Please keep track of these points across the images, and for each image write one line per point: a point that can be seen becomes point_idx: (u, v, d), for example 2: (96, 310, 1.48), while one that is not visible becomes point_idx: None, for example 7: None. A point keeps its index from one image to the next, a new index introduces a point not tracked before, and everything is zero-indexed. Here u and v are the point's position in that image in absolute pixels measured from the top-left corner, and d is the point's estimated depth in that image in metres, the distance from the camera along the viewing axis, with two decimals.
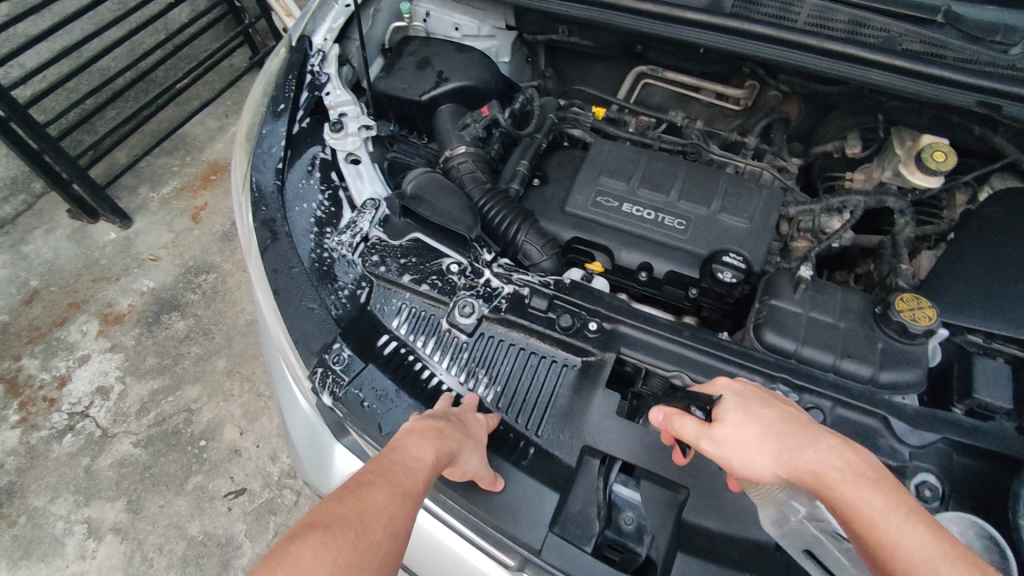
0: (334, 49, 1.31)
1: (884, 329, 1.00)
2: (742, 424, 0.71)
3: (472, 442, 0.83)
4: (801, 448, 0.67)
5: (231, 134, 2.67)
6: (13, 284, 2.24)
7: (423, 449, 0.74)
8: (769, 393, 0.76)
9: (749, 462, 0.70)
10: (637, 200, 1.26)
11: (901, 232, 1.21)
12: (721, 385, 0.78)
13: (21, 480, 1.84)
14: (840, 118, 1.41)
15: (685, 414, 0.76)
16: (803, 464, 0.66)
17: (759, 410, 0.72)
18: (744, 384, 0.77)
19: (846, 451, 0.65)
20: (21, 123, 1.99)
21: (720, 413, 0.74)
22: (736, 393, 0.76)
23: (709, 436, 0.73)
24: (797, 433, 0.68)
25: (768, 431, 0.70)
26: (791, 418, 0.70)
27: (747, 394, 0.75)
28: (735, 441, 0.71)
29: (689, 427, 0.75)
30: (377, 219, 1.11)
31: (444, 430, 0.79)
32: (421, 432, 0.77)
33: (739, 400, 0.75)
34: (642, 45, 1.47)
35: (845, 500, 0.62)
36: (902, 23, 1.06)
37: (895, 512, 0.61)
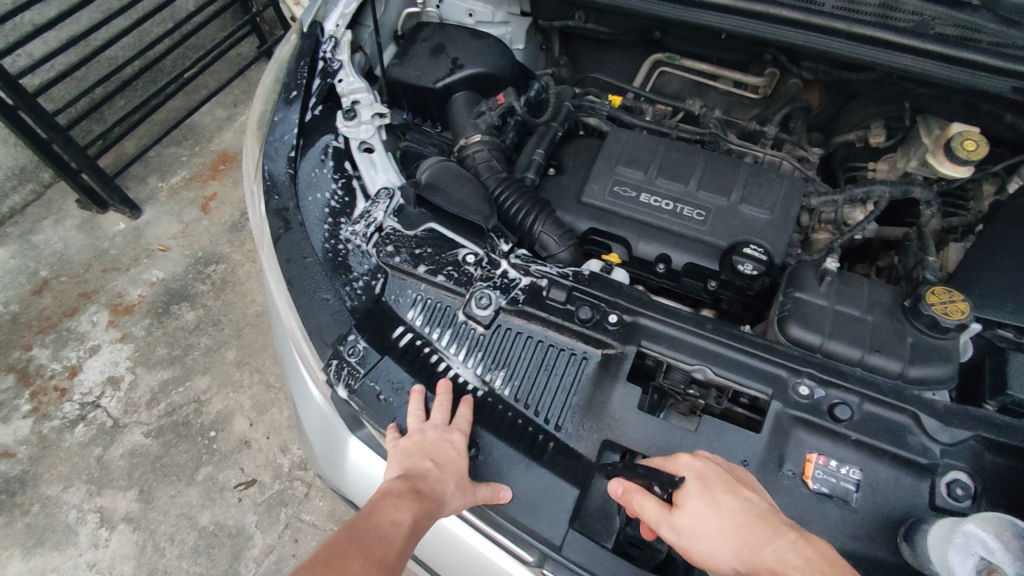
0: (347, 36, 1.28)
1: (914, 323, 0.97)
2: (701, 514, 0.75)
3: (450, 483, 0.84)
4: (761, 544, 0.72)
5: (240, 124, 2.65)
6: (23, 274, 2.23)
7: (399, 512, 0.79)
8: (730, 473, 0.78)
9: (709, 551, 0.74)
10: (655, 190, 1.23)
11: (927, 224, 1.18)
12: (683, 463, 0.80)
13: (34, 469, 1.85)
14: (863, 107, 1.38)
15: (645, 496, 0.79)
16: (760, 560, 0.71)
17: (721, 498, 0.75)
18: (705, 465, 0.79)
19: (803, 547, 0.71)
20: (30, 111, 1.98)
21: (681, 498, 0.77)
22: (698, 475, 0.78)
23: (670, 522, 0.76)
24: (757, 527, 0.73)
25: (727, 522, 0.74)
26: (752, 510, 0.74)
27: (708, 478, 0.78)
28: (695, 531, 0.75)
29: (649, 508, 0.78)
30: (391, 208, 1.09)
31: (420, 489, 0.82)
32: (398, 494, 0.81)
33: (701, 484, 0.77)
34: (660, 31, 1.43)
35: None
36: (936, 6, 0.99)
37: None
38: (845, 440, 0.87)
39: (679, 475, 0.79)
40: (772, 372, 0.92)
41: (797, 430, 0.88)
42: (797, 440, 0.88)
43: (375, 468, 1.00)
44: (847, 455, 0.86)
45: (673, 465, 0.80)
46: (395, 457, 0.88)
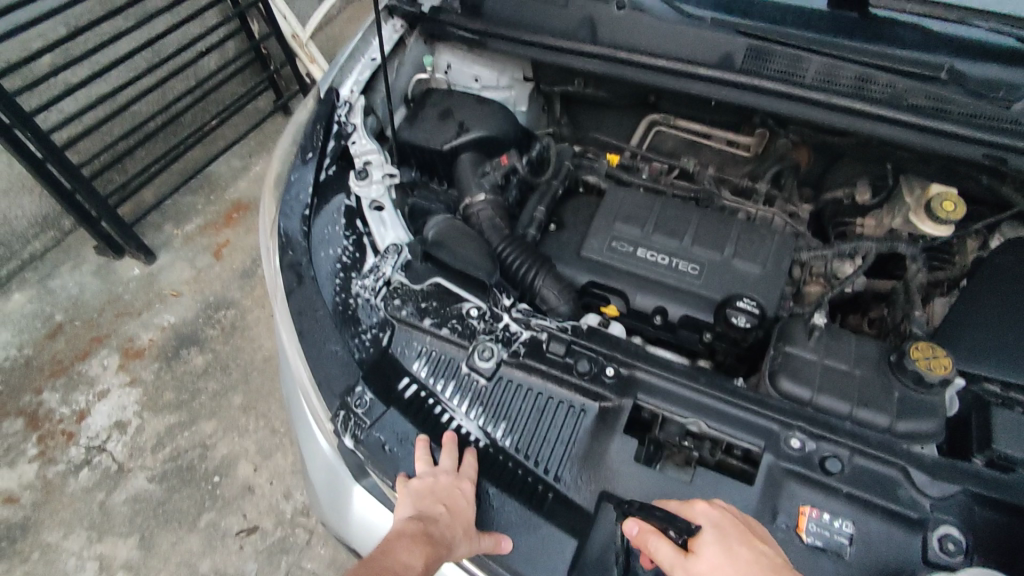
0: (361, 101, 1.37)
1: (901, 379, 1.00)
2: (719, 564, 0.78)
3: (459, 530, 0.88)
4: None
5: (254, 174, 2.76)
6: (38, 318, 2.30)
7: (413, 556, 0.85)
8: (743, 525, 0.82)
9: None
10: (651, 245, 1.29)
11: (913, 278, 1.22)
12: (701, 511, 0.83)
13: (36, 515, 1.86)
14: (848, 167, 1.45)
15: (663, 540, 0.82)
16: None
17: (737, 549, 0.79)
18: (722, 514, 0.83)
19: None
20: (58, 164, 2.08)
21: (699, 546, 0.80)
22: (715, 524, 0.82)
23: (685, 568, 0.80)
24: None
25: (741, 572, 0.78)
26: (765, 563, 0.78)
27: (725, 526, 0.82)
28: None
29: (665, 552, 0.81)
30: (399, 263, 1.15)
31: (432, 533, 0.87)
32: (411, 537, 0.87)
33: (718, 534, 0.81)
34: (654, 96, 1.51)
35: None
36: (907, 80, 1.12)
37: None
38: (838, 493, 0.89)
39: (695, 521, 0.83)
40: (764, 426, 0.94)
41: (790, 483, 0.90)
42: (790, 493, 0.90)
43: (377, 516, 1.03)
44: (840, 509, 0.88)
45: (691, 511, 0.84)
46: (407, 498, 0.92)
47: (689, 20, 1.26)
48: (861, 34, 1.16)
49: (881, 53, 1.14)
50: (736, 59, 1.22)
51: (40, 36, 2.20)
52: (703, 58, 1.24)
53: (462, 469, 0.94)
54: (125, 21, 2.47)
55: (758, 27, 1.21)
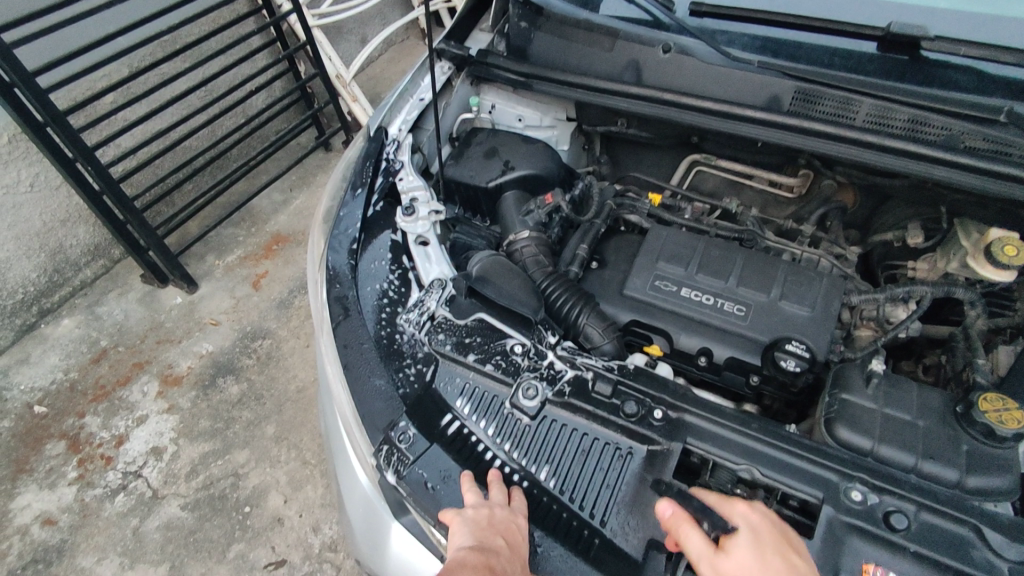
0: (409, 139, 1.42)
1: (969, 432, 0.96)
2: (747, 566, 0.76)
3: (516, 567, 0.84)
4: None
5: (294, 207, 2.84)
6: (84, 343, 2.37)
7: None
8: (782, 534, 0.80)
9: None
10: (696, 285, 1.28)
11: (973, 324, 1.18)
12: (739, 513, 0.81)
13: (72, 538, 1.87)
14: (898, 208, 1.43)
15: (696, 533, 0.80)
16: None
17: (770, 557, 0.76)
18: (762, 520, 0.80)
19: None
20: (113, 196, 2.17)
21: (729, 544, 0.78)
22: (752, 528, 0.79)
23: (712, 562, 0.78)
24: None
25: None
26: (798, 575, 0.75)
27: (761, 533, 0.79)
28: None
29: (694, 542, 0.80)
30: (443, 298, 1.16)
31: (494, 567, 0.81)
32: (473, 568, 0.80)
33: (752, 538, 0.78)
34: (697, 137, 1.52)
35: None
36: (962, 122, 1.10)
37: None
38: (905, 552, 0.83)
39: (732, 520, 0.81)
40: (823, 476, 0.90)
41: (852, 539, 0.84)
42: (853, 551, 0.84)
43: (416, 557, 1.00)
44: (908, 568, 0.81)
45: (729, 510, 0.82)
46: (463, 528, 0.86)
47: (733, 62, 1.27)
48: (913, 76, 1.16)
49: (933, 95, 1.13)
50: (784, 101, 1.22)
51: (106, 77, 2.34)
52: (750, 100, 1.25)
53: (510, 502, 0.91)
54: (183, 63, 2.61)
55: (803, 70, 1.22)
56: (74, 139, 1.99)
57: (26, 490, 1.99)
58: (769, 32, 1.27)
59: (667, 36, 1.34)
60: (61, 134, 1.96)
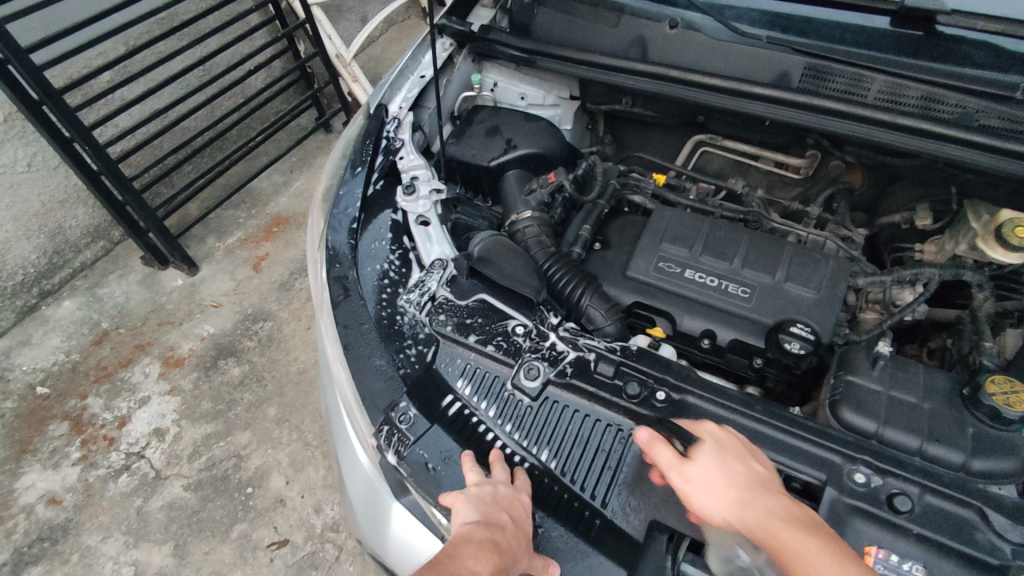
0: (409, 117, 1.39)
1: (974, 415, 0.95)
2: (710, 469, 0.80)
3: (522, 543, 0.82)
4: (757, 501, 0.76)
5: (295, 189, 2.82)
6: (86, 325, 2.37)
7: (480, 563, 0.75)
8: (744, 447, 0.85)
9: (706, 501, 0.79)
10: (700, 267, 1.26)
11: (980, 307, 1.16)
12: (705, 428, 0.87)
13: (77, 518, 1.88)
14: (906, 189, 1.41)
15: (665, 446, 0.84)
16: (750, 515, 0.75)
17: (731, 462, 0.81)
18: (726, 434, 0.85)
19: (791, 507, 0.76)
20: (111, 176, 2.15)
21: (695, 453, 0.83)
22: (716, 440, 0.84)
23: (679, 469, 0.82)
24: (759, 490, 0.78)
25: (727, 479, 0.79)
26: (758, 476, 0.80)
27: (725, 444, 0.84)
28: (701, 481, 0.80)
29: (664, 455, 0.84)
30: (444, 278, 1.15)
31: (500, 542, 0.79)
32: (479, 543, 0.78)
33: (716, 446, 0.83)
34: (703, 115, 1.50)
35: (782, 544, 0.72)
36: (977, 100, 1.08)
37: (819, 547, 0.71)
38: (907, 534, 0.82)
39: (698, 435, 0.86)
40: (827, 458, 0.89)
41: (855, 521, 0.84)
42: (856, 532, 0.83)
43: (416, 538, 1.00)
44: (910, 550, 0.81)
45: (697, 429, 0.88)
46: (468, 505, 0.85)
47: (743, 37, 1.24)
48: (926, 53, 1.13)
49: (948, 71, 1.11)
50: (793, 78, 1.20)
51: (101, 55, 2.30)
52: (759, 78, 1.23)
53: (512, 481, 0.91)
54: (180, 42, 2.57)
55: (814, 45, 1.19)
56: (70, 118, 1.96)
57: (30, 470, 2.00)
58: (779, 7, 1.24)
59: (674, 11, 1.32)
60: (57, 113, 1.93)
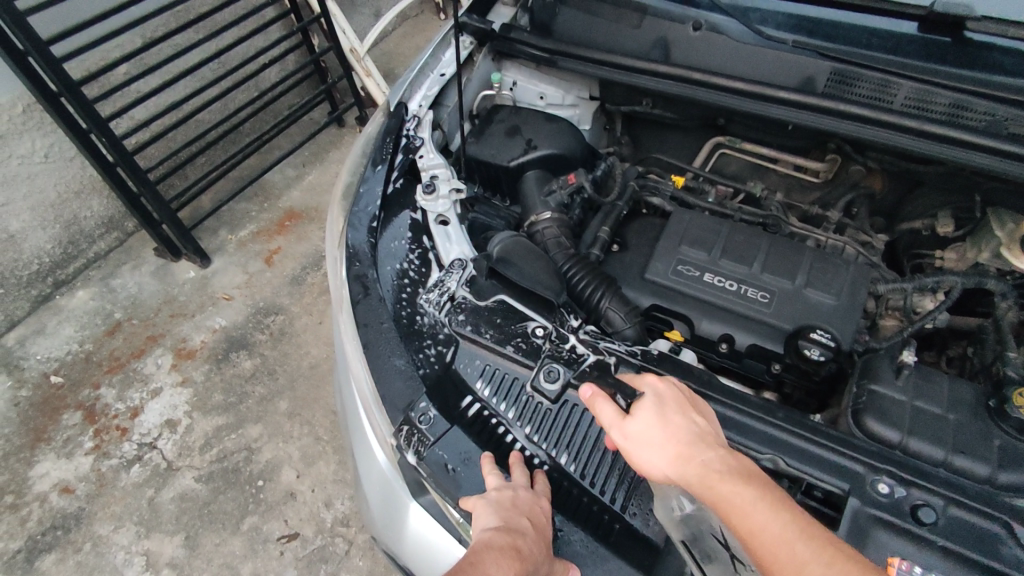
0: (429, 115, 1.39)
1: (1000, 427, 0.94)
2: (649, 425, 0.79)
3: (543, 548, 0.81)
4: (692, 455, 0.75)
5: (307, 183, 2.83)
6: (99, 315, 2.38)
7: (502, 568, 0.74)
8: (686, 399, 0.83)
9: (646, 457, 0.78)
10: (718, 270, 1.26)
11: (1004, 316, 1.14)
12: (647, 383, 0.85)
13: (89, 507, 1.90)
14: (927, 196, 1.39)
15: (605, 402, 0.83)
16: (688, 470, 0.74)
17: (670, 416, 0.80)
18: (667, 387, 0.83)
19: (728, 458, 0.74)
20: (127, 167, 2.15)
21: (636, 409, 0.81)
22: (657, 394, 0.83)
23: (620, 427, 0.81)
24: (694, 442, 0.76)
25: (666, 432, 0.78)
26: (695, 429, 0.78)
27: (665, 397, 0.82)
28: (640, 437, 0.79)
29: (606, 413, 0.83)
30: (463, 278, 1.14)
31: (521, 548, 0.78)
32: (500, 548, 0.77)
33: (656, 401, 0.82)
34: (723, 118, 1.49)
35: (721, 497, 0.71)
36: (1007, 108, 1.06)
37: (760, 497, 0.70)
38: (931, 546, 0.81)
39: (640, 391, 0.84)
40: (849, 468, 0.88)
41: (878, 532, 0.83)
42: (879, 543, 0.82)
43: (433, 536, 1.01)
44: (933, 562, 0.80)
45: (640, 383, 0.86)
46: (488, 509, 0.84)
47: (767, 41, 1.23)
48: (955, 59, 1.12)
49: (978, 79, 1.09)
50: (819, 82, 1.19)
51: (118, 47, 2.31)
52: (783, 82, 1.21)
53: (529, 484, 0.90)
54: (196, 34, 2.57)
55: (841, 50, 1.18)
56: (88, 109, 1.97)
57: (44, 458, 2.01)
58: (804, 11, 1.24)
59: (697, 13, 1.31)
60: (75, 105, 1.94)
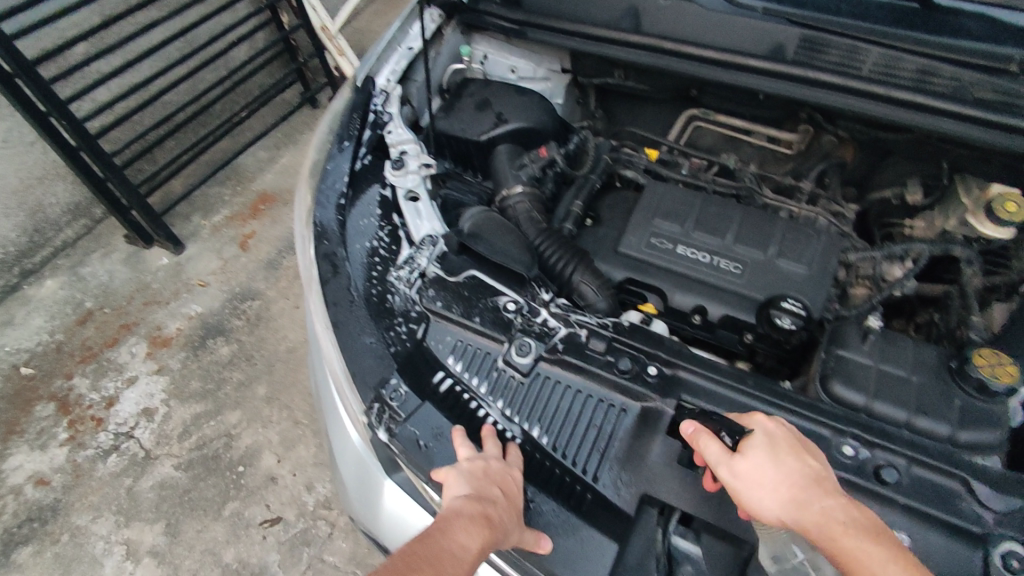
0: (397, 90, 1.36)
1: (961, 387, 0.96)
2: (764, 466, 0.77)
3: (514, 516, 0.82)
4: (813, 503, 0.73)
5: (281, 166, 2.77)
6: (70, 304, 2.33)
7: (470, 538, 0.74)
8: (796, 438, 0.81)
9: (760, 499, 0.76)
10: (691, 243, 1.26)
11: (969, 282, 1.16)
12: (755, 421, 0.83)
13: (66, 498, 1.87)
14: (899, 164, 1.39)
15: (713, 439, 0.81)
16: (809, 518, 0.73)
17: (784, 457, 0.78)
18: (776, 425, 0.82)
19: (852, 510, 0.73)
20: (90, 152, 2.08)
21: (746, 448, 0.79)
22: (767, 432, 0.81)
23: (730, 466, 0.78)
24: (813, 489, 0.74)
25: (782, 475, 0.76)
26: (811, 473, 0.76)
27: (776, 436, 0.80)
28: (753, 478, 0.77)
29: (713, 451, 0.80)
30: (434, 255, 1.13)
31: (492, 516, 0.78)
32: (470, 516, 0.77)
33: (768, 440, 0.80)
34: (696, 90, 1.46)
35: (848, 554, 0.70)
36: (972, 73, 1.06)
37: (888, 558, 0.69)
38: (895, 505, 0.83)
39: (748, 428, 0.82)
40: (814, 431, 0.90)
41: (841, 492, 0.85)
42: None
43: (408, 513, 1.01)
44: (894, 520, 0.82)
45: (746, 420, 0.84)
46: (460, 477, 0.84)
47: (738, 9, 1.22)
48: (923, 24, 1.11)
49: (943, 43, 1.09)
50: (788, 49, 1.18)
51: (76, 26, 2.22)
52: (752, 49, 1.21)
53: (502, 454, 0.90)
54: (159, 12, 2.49)
55: (810, 15, 1.17)
56: (45, 91, 1.90)
57: (17, 451, 1.98)
58: None
59: None
60: (31, 86, 1.87)
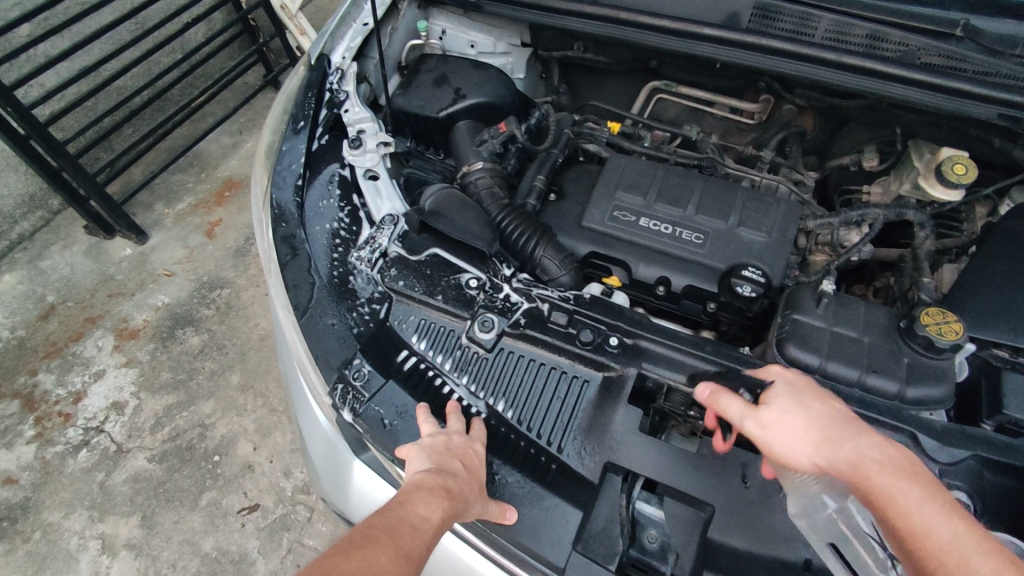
0: (353, 67, 1.33)
1: (910, 345, 0.99)
2: (789, 412, 0.75)
3: (475, 487, 0.82)
4: (841, 442, 0.70)
5: (245, 151, 2.70)
6: (30, 300, 2.26)
7: (431, 509, 0.74)
8: (821, 389, 0.79)
9: (786, 446, 0.74)
10: (654, 214, 1.26)
11: (922, 245, 1.19)
12: (776, 375, 0.82)
13: (36, 496, 1.84)
14: (855, 132, 1.42)
15: (732, 394, 0.80)
16: (840, 456, 0.69)
17: (809, 403, 0.76)
18: (798, 377, 0.81)
19: (886, 447, 0.69)
20: (41, 140, 2.00)
21: (769, 398, 0.78)
22: (788, 383, 0.80)
23: (753, 416, 0.77)
24: (840, 429, 0.72)
25: (808, 420, 0.74)
26: (838, 416, 0.74)
27: (799, 386, 0.79)
28: (779, 425, 0.75)
29: (734, 406, 0.79)
30: (395, 234, 1.11)
31: (451, 487, 0.79)
32: (429, 489, 0.77)
33: (790, 389, 0.79)
34: (655, 60, 1.47)
35: (878, 490, 0.65)
36: (920, 38, 1.07)
37: (925, 495, 0.63)
38: None
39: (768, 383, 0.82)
40: None
41: None
42: None
43: (378, 492, 1.01)
44: None
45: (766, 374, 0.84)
46: (421, 452, 0.84)
47: None
48: None
49: (891, 8, 1.10)
50: (742, 18, 1.17)
51: (16, 7, 2.12)
52: (707, 18, 1.20)
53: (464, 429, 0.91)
54: None
55: None
56: None
57: None
58: None
59: None
60: None
